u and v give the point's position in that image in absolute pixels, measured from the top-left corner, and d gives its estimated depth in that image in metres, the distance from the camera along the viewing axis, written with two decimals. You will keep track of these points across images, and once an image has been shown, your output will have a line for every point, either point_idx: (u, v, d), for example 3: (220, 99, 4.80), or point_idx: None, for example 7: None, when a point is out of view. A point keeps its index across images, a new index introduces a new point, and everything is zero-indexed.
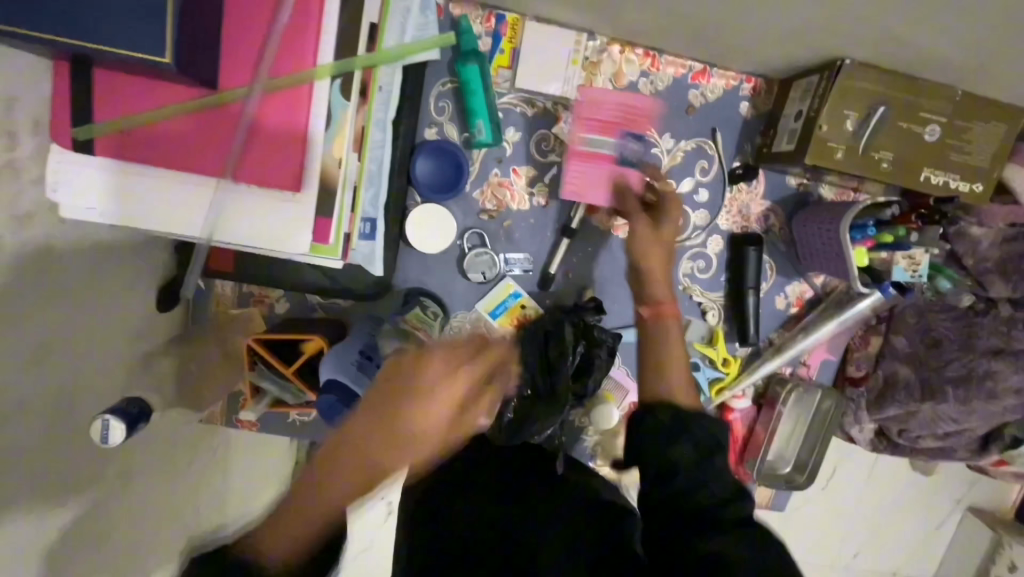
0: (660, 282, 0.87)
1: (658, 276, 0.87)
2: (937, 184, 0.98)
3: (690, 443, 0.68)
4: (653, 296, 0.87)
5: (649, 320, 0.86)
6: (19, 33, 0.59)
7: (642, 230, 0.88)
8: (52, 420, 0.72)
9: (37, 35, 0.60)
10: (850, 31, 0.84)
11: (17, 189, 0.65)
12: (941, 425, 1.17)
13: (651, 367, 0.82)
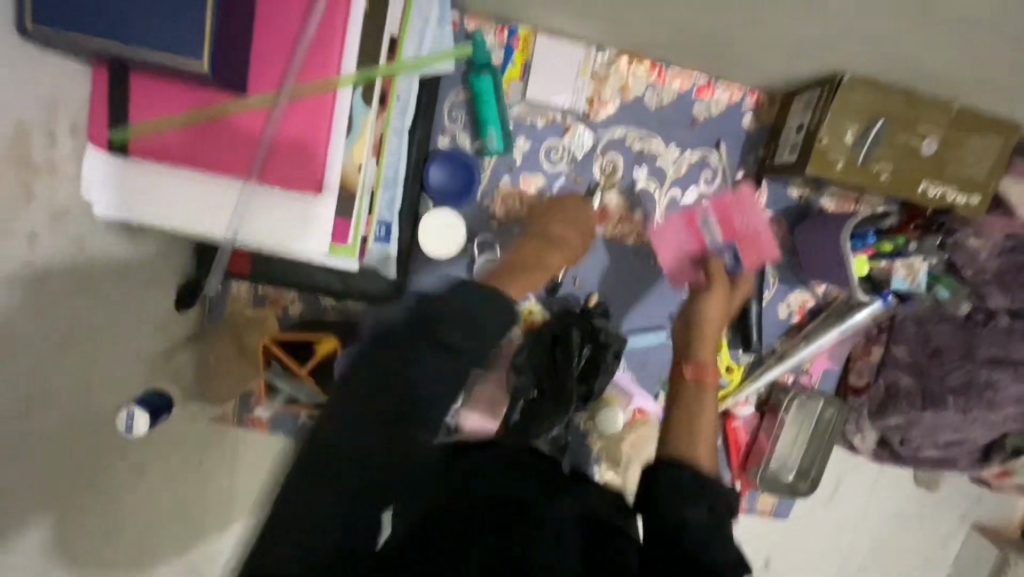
0: (709, 350, 0.93)
1: (707, 333, 0.96)
2: (935, 196, 1.01)
3: (705, 506, 0.66)
4: (696, 357, 0.92)
5: (691, 383, 0.89)
6: (67, 36, 0.64)
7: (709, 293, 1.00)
8: (56, 407, 0.74)
9: (84, 39, 0.65)
10: (840, 46, 0.88)
11: (54, 185, 0.70)
12: (943, 432, 1.19)
13: (685, 422, 0.80)
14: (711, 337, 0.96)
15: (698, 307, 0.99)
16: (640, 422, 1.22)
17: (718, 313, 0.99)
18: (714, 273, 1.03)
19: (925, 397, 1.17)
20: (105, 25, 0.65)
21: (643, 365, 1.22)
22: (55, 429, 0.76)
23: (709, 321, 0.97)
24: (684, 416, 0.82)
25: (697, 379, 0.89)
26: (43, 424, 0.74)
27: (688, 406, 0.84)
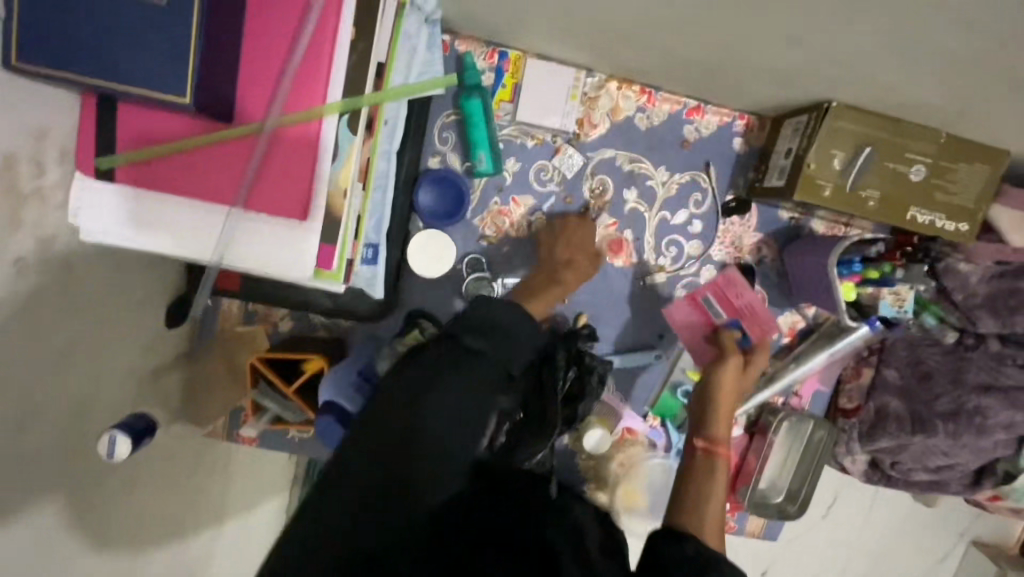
0: (722, 424, 0.93)
1: (721, 407, 0.96)
2: (924, 223, 1.01)
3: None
4: (711, 433, 0.92)
5: (701, 453, 0.90)
6: (55, 75, 0.67)
7: (727, 371, 1.00)
8: (52, 429, 0.75)
9: (75, 77, 0.68)
10: (827, 76, 0.88)
11: (42, 213, 0.71)
12: (933, 457, 1.18)
13: (696, 498, 0.82)
14: (726, 414, 0.96)
15: (715, 381, 1.00)
16: (629, 442, 1.22)
17: (733, 389, 0.99)
18: (730, 347, 1.05)
19: (915, 422, 1.16)
20: (96, 62, 0.69)
21: (632, 386, 1.22)
22: (54, 446, 0.76)
23: (722, 396, 0.98)
24: (693, 492, 0.83)
25: (708, 451, 0.89)
26: (43, 441, 0.73)
27: (698, 479, 0.85)
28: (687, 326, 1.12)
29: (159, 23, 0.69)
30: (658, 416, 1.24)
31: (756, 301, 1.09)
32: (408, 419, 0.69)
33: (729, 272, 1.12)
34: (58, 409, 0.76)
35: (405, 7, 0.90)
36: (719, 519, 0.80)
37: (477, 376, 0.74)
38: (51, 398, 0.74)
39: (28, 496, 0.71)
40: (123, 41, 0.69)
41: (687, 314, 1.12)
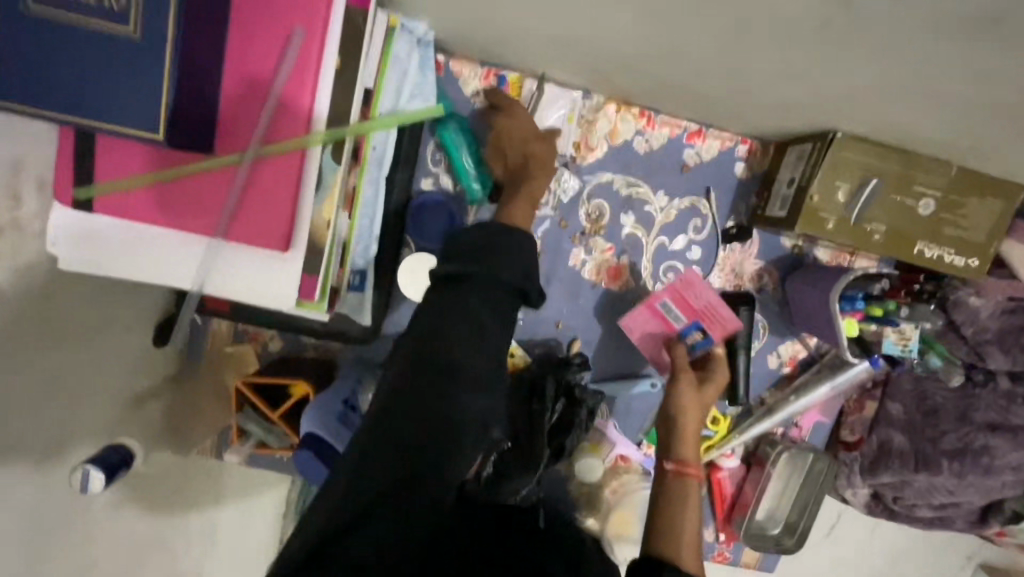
0: (688, 443, 0.91)
1: (689, 428, 0.92)
2: (931, 258, 0.98)
3: None
4: (678, 455, 0.89)
5: (671, 476, 0.87)
6: (32, 112, 0.67)
7: (687, 387, 0.97)
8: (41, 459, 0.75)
9: (52, 114, 0.68)
10: (830, 109, 0.85)
11: (18, 243, 0.72)
12: (937, 495, 1.14)
13: (664, 523, 0.78)
14: (694, 429, 0.92)
15: (672, 403, 0.95)
16: (623, 469, 1.20)
17: (697, 405, 0.95)
18: (682, 364, 1.01)
19: (918, 459, 1.12)
20: (71, 99, 0.68)
21: (627, 414, 1.19)
22: (40, 475, 0.75)
23: (687, 417, 0.93)
24: (666, 509, 0.81)
25: (678, 473, 0.86)
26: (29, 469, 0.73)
27: (668, 502, 0.82)
28: (648, 335, 1.08)
29: (132, 55, 0.68)
30: (653, 443, 1.21)
31: (713, 301, 1.04)
32: (418, 408, 0.76)
33: (687, 275, 1.06)
34: (45, 439, 0.75)
35: (395, 29, 0.88)
36: (695, 544, 0.76)
37: (477, 344, 0.80)
38: (38, 425, 0.74)
39: (17, 522, 0.71)
40: (99, 77, 0.68)
41: (646, 325, 1.08)
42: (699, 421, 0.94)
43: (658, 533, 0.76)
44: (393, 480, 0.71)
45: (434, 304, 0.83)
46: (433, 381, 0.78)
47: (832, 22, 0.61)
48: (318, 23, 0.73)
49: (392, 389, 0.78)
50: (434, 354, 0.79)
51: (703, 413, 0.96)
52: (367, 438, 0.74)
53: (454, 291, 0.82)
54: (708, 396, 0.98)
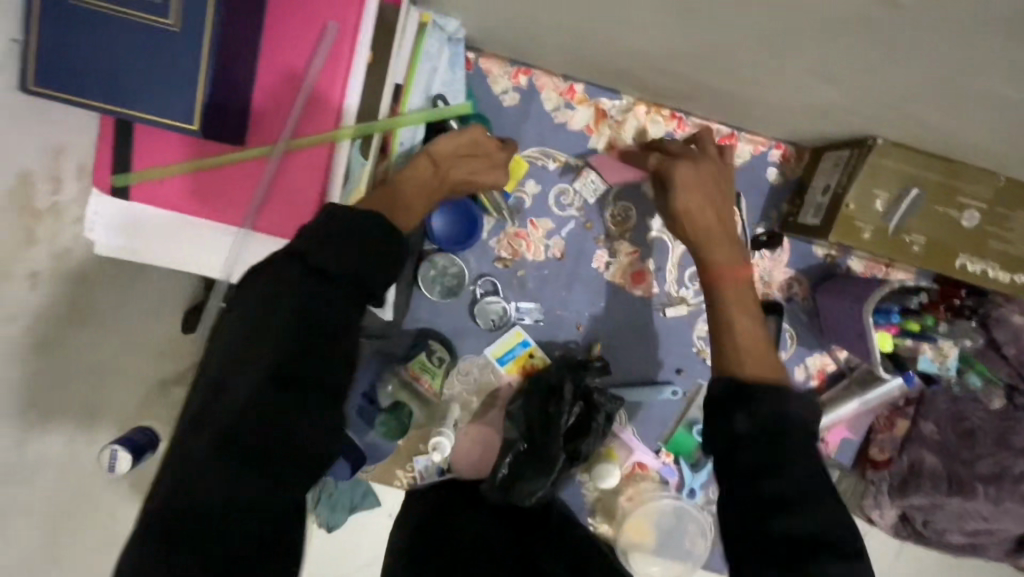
0: (716, 244, 0.84)
1: (704, 218, 0.85)
2: (974, 273, 0.94)
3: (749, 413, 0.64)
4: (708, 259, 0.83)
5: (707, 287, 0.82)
6: (73, 101, 0.69)
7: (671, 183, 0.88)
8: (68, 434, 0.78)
9: (92, 104, 0.70)
10: (869, 114, 0.83)
11: (56, 229, 0.73)
12: (970, 521, 1.09)
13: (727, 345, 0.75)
14: (713, 219, 0.86)
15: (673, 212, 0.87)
16: (640, 476, 1.17)
17: (707, 200, 0.86)
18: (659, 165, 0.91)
19: (951, 482, 1.08)
20: (111, 89, 0.70)
21: (646, 420, 1.17)
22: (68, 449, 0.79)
23: (690, 198, 0.86)
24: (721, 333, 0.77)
25: (716, 273, 0.82)
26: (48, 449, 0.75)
27: (719, 321, 0.78)
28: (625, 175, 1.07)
29: (173, 47, 0.69)
30: (673, 452, 1.17)
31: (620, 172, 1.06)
32: (271, 431, 0.55)
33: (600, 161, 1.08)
34: (72, 413, 0.78)
35: (425, 26, 0.88)
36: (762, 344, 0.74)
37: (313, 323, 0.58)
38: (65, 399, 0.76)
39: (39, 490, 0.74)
40: (137, 68, 0.70)
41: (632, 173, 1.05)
42: (704, 199, 0.86)
43: (729, 347, 0.74)
44: (220, 453, 0.53)
45: (307, 282, 0.59)
46: (291, 388, 0.56)
47: (873, 22, 0.59)
48: (350, 19, 0.73)
49: (242, 396, 0.55)
50: (306, 360, 0.57)
51: (712, 201, 0.86)
52: (198, 455, 0.53)
53: (346, 278, 0.60)
54: (700, 169, 0.88)
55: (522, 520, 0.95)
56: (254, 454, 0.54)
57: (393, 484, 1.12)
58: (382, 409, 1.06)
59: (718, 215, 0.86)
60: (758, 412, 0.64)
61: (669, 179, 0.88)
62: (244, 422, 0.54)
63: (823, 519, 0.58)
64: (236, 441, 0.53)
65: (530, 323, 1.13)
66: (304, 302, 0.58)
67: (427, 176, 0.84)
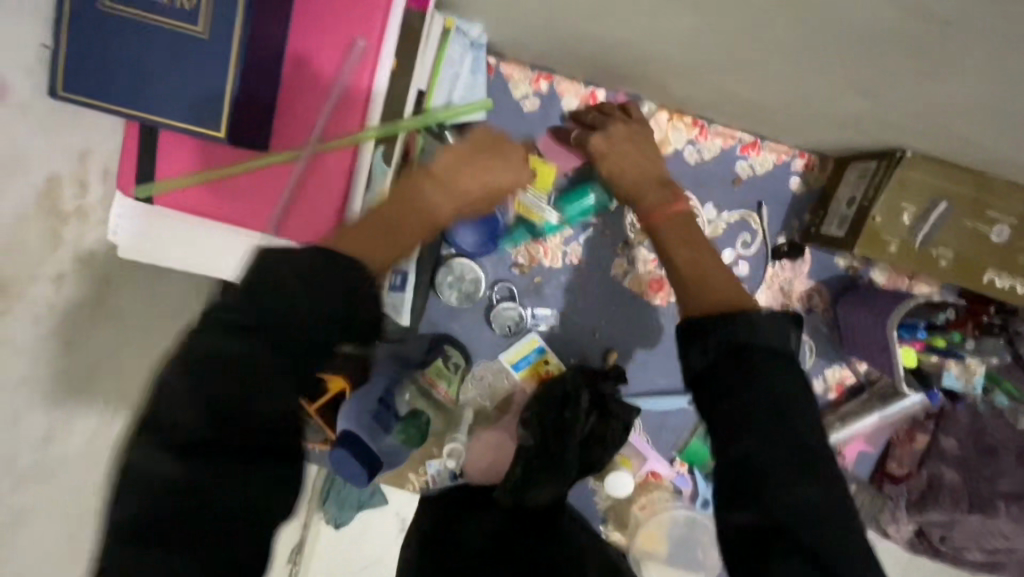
0: (652, 190, 0.84)
1: (631, 173, 0.86)
2: (1002, 289, 0.91)
3: (712, 348, 0.59)
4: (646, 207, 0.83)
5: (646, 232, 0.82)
6: (98, 106, 0.69)
7: (596, 143, 0.90)
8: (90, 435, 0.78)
9: (117, 109, 0.70)
10: (901, 127, 0.81)
11: (80, 231, 0.73)
12: (990, 539, 1.08)
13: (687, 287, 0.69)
14: (646, 174, 0.86)
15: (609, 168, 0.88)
16: (653, 485, 1.16)
17: (631, 154, 0.87)
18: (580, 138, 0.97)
19: (972, 500, 1.06)
20: (137, 95, 0.71)
21: (660, 429, 1.16)
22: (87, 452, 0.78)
23: (610, 157, 0.89)
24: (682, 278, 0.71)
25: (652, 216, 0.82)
26: (72, 448, 0.75)
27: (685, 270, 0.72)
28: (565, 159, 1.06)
29: (200, 53, 0.69)
30: (686, 462, 1.16)
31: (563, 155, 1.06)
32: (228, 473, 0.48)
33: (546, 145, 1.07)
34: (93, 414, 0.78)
35: (450, 32, 0.88)
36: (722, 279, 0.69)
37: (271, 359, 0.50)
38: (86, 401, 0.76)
39: (60, 493, 0.74)
40: (165, 73, 0.70)
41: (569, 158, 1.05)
42: (636, 155, 0.87)
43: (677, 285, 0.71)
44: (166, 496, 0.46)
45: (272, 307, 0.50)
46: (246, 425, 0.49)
47: (920, 37, 0.58)
48: (376, 24, 0.73)
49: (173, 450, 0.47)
50: (226, 400, 0.48)
51: (634, 155, 0.87)
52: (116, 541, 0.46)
53: (263, 280, 0.51)
54: (619, 130, 0.90)
55: (529, 519, 0.91)
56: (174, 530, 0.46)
57: (405, 487, 1.15)
58: (400, 417, 1.00)
59: (648, 167, 0.86)
60: (711, 344, 0.59)
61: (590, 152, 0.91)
62: (197, 463, 0.47)
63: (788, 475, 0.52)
64: (150, 516, 0.46)
65: (546, 329, 1.13)
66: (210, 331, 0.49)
67: (426, 193, 0.72)
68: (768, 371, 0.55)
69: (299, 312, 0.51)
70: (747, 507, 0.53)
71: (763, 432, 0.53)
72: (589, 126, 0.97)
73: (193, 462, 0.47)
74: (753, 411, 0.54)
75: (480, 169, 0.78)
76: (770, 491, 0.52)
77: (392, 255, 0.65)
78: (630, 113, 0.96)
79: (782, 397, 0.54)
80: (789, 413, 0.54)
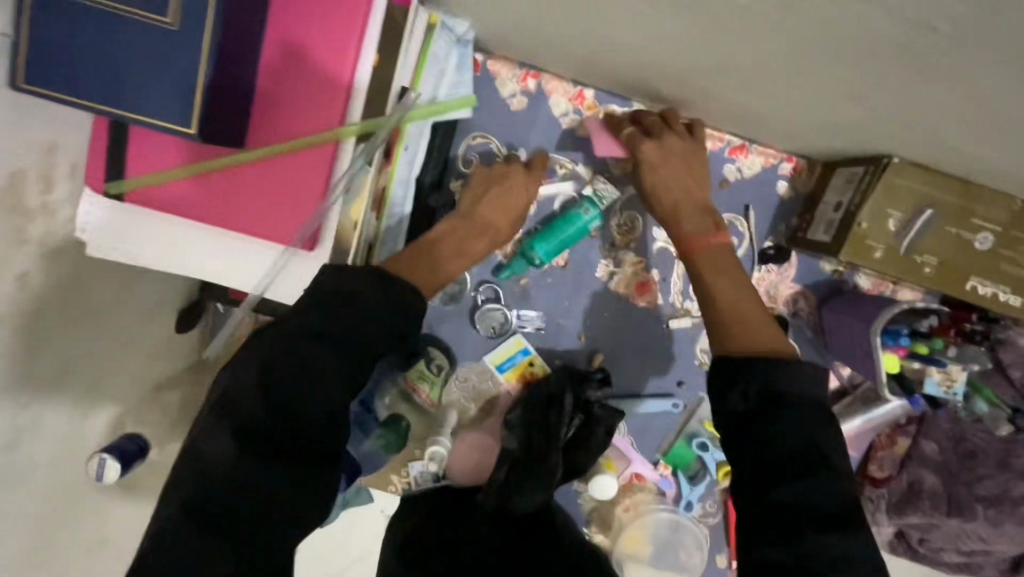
0: (689, 214, 0.91)
1: (674, 191, 0.92)
2: (985, 295, 0.92)
3: (746, 391, 0.68)
4: (683, 230, 0.91)
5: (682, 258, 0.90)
6: (62, 98, 0.66)
7: (648, 152, 0.92)
8: (60, 437, 0.76)
9: (82, 102, 0.67)
10: (888, 133, 0.81)
11: (47, 227, 0.71)
12: (967, 541, 1.09)
13: (732, 320, 0.79)
14: (690, 200, 0.92)
15: (650, 180, 0.93)
16: (637, 487, 1.16)
17: (676, 177, 0.92)
18: (628, 133, 0.96)
19: (951, 503, 1.07)
20: (103, 87, 0.67)
21: (645, 432, 1.15)
22: (56, 456, 0.76)
23: (658, 172, 0.92)
24: (725, 312, 0.81)
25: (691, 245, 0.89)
26: (40, 453, 0.73)
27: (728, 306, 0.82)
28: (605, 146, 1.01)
29: (170, 45, 0.66)
30: (670, 464, 1.16)
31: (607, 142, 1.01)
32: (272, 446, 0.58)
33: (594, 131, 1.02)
34: (63, 417, 0.76)
35: (434, 27, 0.85)
36: (754, 311, 0.81)
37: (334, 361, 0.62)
38: (54, 405, 0.74)
39: (28, 499, 0.71)
40: (131, 65, 0.67)
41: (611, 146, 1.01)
42: (679, 174, 0.92)
43: (720, 314, 0.81)
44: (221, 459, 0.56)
45: (331, 317, 0.63)
46: (289, 413, 0.59)
47: (911, 44, 0.57)
48: (357, 22, 0.72)
49: (233, 422, 0.57)
50: (293, 398, 0.59)
51: (681, 175, 0.93)
52: (179, 519, 0.54)
53: (335, 298, 0.64)
54: (670, 145, 0.93)
55: (521, 523, 0.91)
56: (234, 511, 0.56)
57: (388, 489, 1.13)
58: (381, 422, 1.07)
59: (694, 194, 0.93)
60: (751, 392, 0.68)
61: (636, 157, 0.94)
62: (249, 435, 0.57)
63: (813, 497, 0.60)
64: (213, 496, 0.55)
65: (532, 331, 1.11)
66: (293, 343, 0.61)
67: (464, 232, 0.89)
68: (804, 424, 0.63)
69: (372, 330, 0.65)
70: (774, 544, 0.59)
71: (793, 480, 0.61)
72: (644, 126, 0.96)
73: (252, 455, 0.57)
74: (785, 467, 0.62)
75: (493, 199, 0.92)
76: (807, 536, 0.58)
77: (435, 279, 0.84)
78: (691, 131, 0.97)
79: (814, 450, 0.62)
80: (823, 470, 0.61)
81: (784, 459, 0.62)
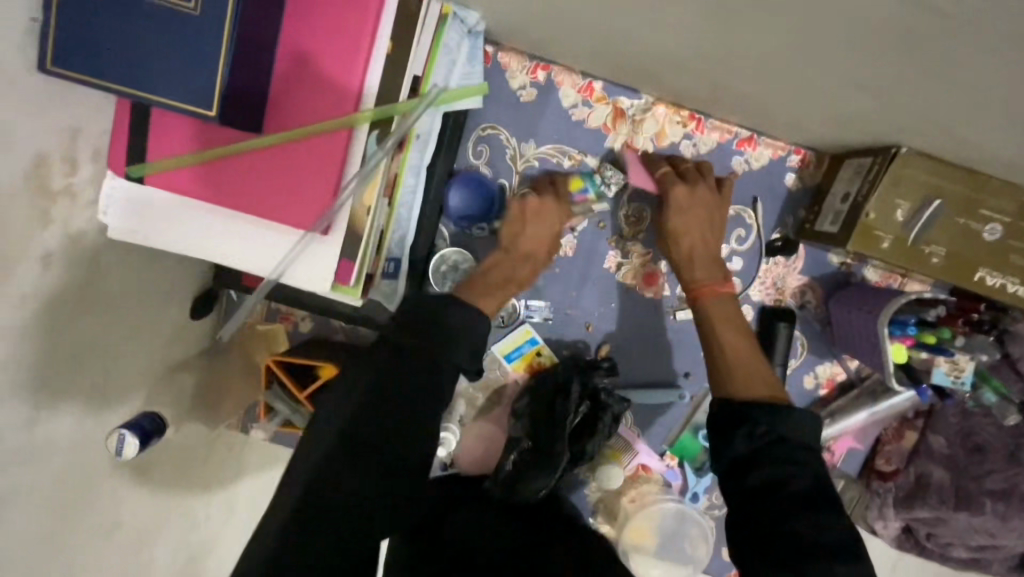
0: (694, 259, 0.96)
1: (690, 232, 0.97)
2: (993, 286, 0.92)
3: (748, 433, 0.69)
4: (691, 277, 0.95)
5: (690, 303, 0.94)
6: (85, 80, 0.68)
7: (678, 194, 0.97)
8: (78, 417, 0.78)
9: (103, 83, 0.69)
10: (896, 122, 0.81)
11: (69, 211, 0.73)
12: (977, 536, 1.08)
13: (731, 370, 0.81)
14: (704, 248, 0.97)
15: (673, 221, 0.98)
16: (643, 479, 1.17)
17: (697, 225, 0.97)
18: (665, 172, 1.00)
19: (960, 497, 1.07)
20: (126, 69, 0.70)
21: (652, 423, 1.16)
22: (75, 437, 0.78)
23: (682, 217, 0.97)
24: (731, 360, 0.83)
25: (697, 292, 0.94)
26: (58, 434, 0.74)
27: (727, 348, 0.85)
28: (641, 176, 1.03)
29: (190, 29, 0.69)
30: (676, 456, 1.17)
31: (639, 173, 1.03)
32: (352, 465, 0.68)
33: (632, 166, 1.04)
34: (82, 399, 0.78)
35: (446, 18, 0.86)
36: (748, 358, 0.83)
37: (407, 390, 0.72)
38: (71, 387, 0.76)
39: (46, 480, 0.73)
40: (153, 49, 0.69)
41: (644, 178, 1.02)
42: (699, 223, 0.97)
43: (720, 362, 0.84)
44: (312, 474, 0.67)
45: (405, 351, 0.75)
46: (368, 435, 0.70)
47: (920, 31, 0.57)
48: (371, 9, 0.74)
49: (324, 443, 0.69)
50: (373, 423, 0.70)
51: (702, 224, 0.97)
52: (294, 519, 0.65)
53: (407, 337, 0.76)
54: (699, 197, 0.98)
55: (529, 513, 0.93)
56: (317, 520, 0.65)
57: None
58: None
59: (709, 241, 0.97)
60: (757, 434, 0.68)
61: (664, 198, 0.99)
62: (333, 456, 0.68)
63: (817, 522, 0.62)
64: (311, 505, 0.65)
65: (540, 321, 1.12)
66: (382, 372, 0.73)
67: (509, 264, 0.98)
68: (804, 465, 0.65)
69: (437, 363, 0.75)
70: (771, 559, 0.61)
71: (796, 508, 0.63)
72: (678, 171, 1.01)
73: (336, 469, 0.67)
74: (790, 499, 0.63)
75: (531, 228, 1.00)
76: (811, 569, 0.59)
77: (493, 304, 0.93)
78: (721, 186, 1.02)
79: (817, 487, 0.64)
80: (825, 504, 0.63)
81: (794, 497, 0.63)
